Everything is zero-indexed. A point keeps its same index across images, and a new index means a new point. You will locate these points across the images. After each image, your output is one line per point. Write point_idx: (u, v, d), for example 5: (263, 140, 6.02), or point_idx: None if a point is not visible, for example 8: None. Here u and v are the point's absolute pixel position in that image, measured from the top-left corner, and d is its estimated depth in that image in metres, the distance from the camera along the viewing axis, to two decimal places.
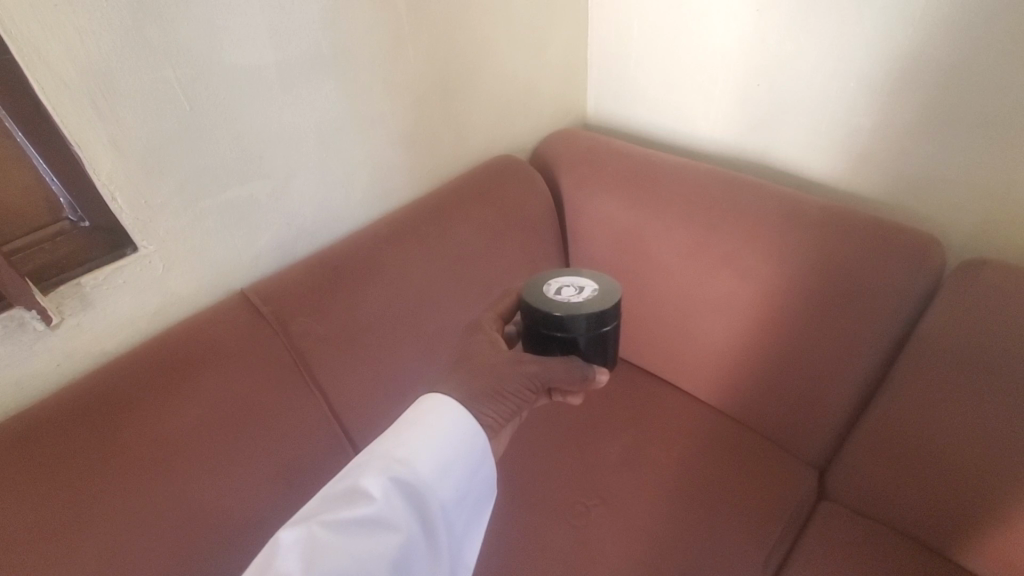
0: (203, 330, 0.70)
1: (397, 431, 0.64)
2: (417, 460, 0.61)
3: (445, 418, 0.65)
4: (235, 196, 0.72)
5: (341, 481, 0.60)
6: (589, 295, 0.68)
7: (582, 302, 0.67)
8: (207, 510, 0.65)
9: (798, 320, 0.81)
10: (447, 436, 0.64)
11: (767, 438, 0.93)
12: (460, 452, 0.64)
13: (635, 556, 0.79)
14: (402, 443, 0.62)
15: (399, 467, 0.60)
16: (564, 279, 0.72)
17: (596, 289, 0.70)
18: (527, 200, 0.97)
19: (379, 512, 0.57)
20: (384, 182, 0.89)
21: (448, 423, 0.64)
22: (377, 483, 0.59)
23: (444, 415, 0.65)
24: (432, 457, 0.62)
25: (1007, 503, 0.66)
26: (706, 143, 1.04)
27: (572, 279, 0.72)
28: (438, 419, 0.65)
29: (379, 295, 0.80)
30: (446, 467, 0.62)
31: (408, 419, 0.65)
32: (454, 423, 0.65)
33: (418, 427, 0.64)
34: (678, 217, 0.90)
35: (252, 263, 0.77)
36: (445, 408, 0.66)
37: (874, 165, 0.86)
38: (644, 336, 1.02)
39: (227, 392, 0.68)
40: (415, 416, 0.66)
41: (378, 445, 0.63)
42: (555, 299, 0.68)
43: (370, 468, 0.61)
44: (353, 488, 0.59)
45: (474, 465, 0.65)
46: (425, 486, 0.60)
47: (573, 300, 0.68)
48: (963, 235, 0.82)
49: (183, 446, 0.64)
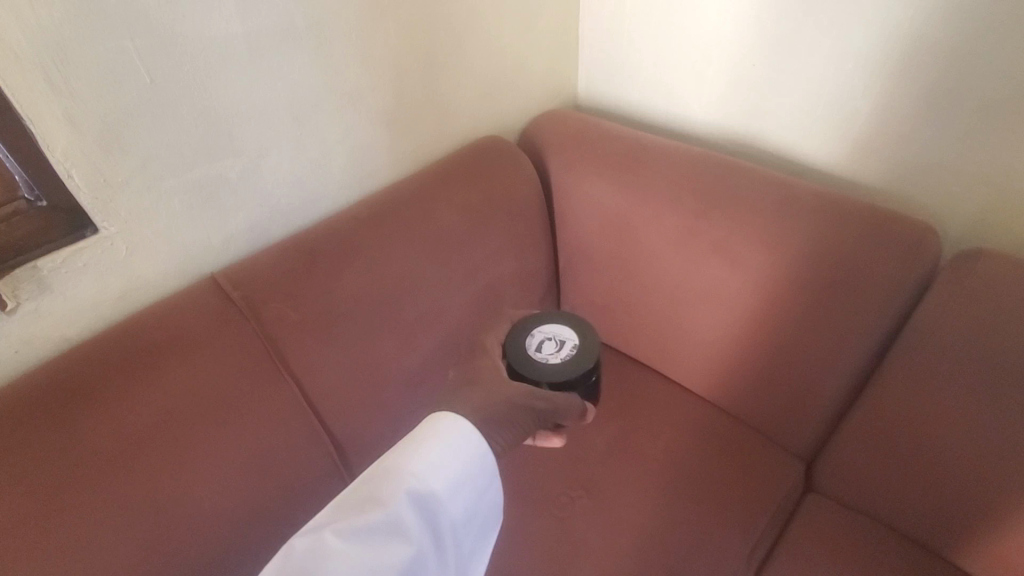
0: (171, 315, 0.67)
1: (412, 443, 0.63)
2: (432, 475, 0.60)
3: (460, 436, 0.64)
4: (202, 176, 0.68)
5: (355, 489, 0.60)
6: (569, 353, 0.77)
7: (563, 360, 0.76)
8: (177, 504, 0.62)
9: (789, 310, 0.79)
10: (461, 455, 0.63)
11: (755, 428, 0.91)
12: (473, 471, 0.63)
13: (619, 548, 0.78)
14: (418, 456, 0.61)
15: (414, 481, 0.60)
16: (547, 329, 0.81)
17: (576, 344, 0.78)
18: (514, 183, 0.93)
19: (391, 523, 0.57)
20: (363, 162, 0.86)
21: (463, 440, 0.63)
22: (392, 494, 0.59)
23: (460, 433, 0.63)
24: (446, 474, 0.61)
25: (999, 502, 0.65)
26: (699, 126, 1.01)
27: (554, 330, 0.80)
28: (454, 437, 0.63)
29: (356, 281, 0.77)
30: (458, 485, 0.62)
31: (425, 432, 0.64)
32: (469, 442, 0.64)
33: (435, 444, 0.62)
34: (668, 203, 0.87)
35: (223, 246, 0.74)
36: (461, 425, 0.64)
37: (870, 150, 0.83)
38: (631, 323, 0.99)
39: (195, 381, 0.65)
40: (431, 429, 0.64)
41: (392, 456, 0.62)
42: (535, 358, 0.76)
43: (384, 480, 0.60)
44: (367, 496, 0.59)
45: (485, 485, 0.65)
46: (438, 501, 0.60)
47: (554, 357, 0.76)
48: (959, 225, 0.80)
49: (149, 439, 0.62)
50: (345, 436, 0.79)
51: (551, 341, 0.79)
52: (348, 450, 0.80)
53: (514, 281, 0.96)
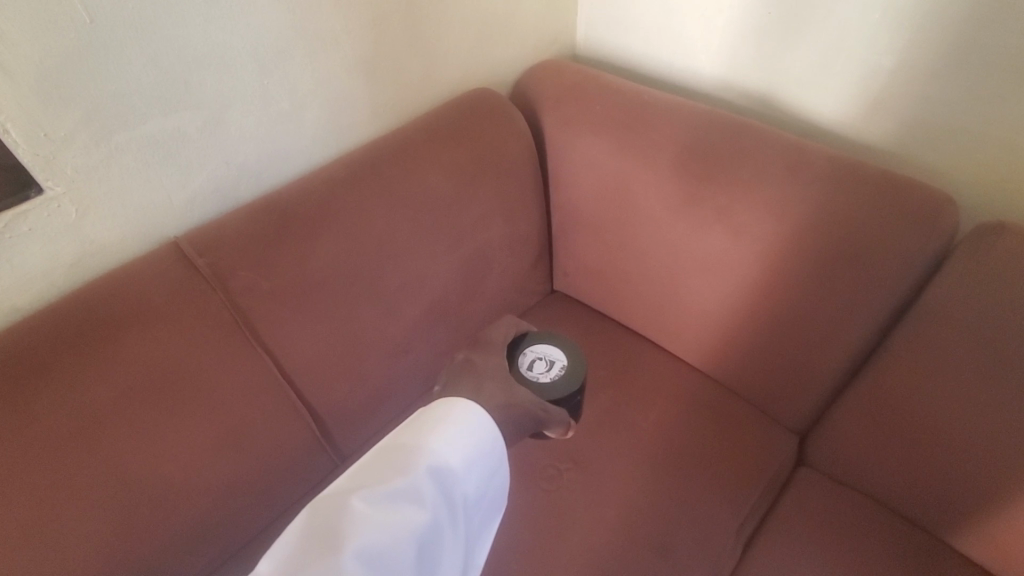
0: (130, 283, 0.62)
1: (429, 421, 0.61)
2: (450, 450, 0.58)
3: (476, 417, 0.62)
4: (158, 131, 0.62)
5: (377, 459, 0.59)
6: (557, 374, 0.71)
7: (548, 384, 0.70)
8: (142, 482, 0.61)
9: (792, 283, 0.75)
10: (477, 437, 0.60)
11: (749, 402, 0.89)
12: (487, 450, 0.61)
13: (606, 523, 0.77)
14: (435, 432, 0.60)
15: (433, 456, 0.58)
16: (539, 348, 0.74)
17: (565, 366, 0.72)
18: (505, 141, 0.87)
19: (411, 492, 0.55)
20: (339, 116, 0.79)
21: (477, 419, 0.61)
22: (412, 465, 0.57)
23: (476, 412, 0.61)
24: (463, 451, 0.59)
25: (998, 484, 0.64)
26: (706, 81, 0.94)
27: (545, 350, 0.74)
28: (468, 416, 0.61)
29: (333, 248, 0.71)
30: (474, 465, 0.60)
31: (442, 413, 0.62)
32: (484, 424, 0.61)
33: (452, 422, 0.60)
34: (669, 166, 0.81)
35: (186, 208, 0.69)
36: (475, 405, 0.62)
37: (889, 111, 0.77)
38: (626, 292, 0.95)
39: (158, 355, 0.62)
40: (448, 410, 0.62)
41: (410, 433, 0.61)
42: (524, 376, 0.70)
43: (404, 455, 0.58)
44: (389, 466, 0.57)
45: (498, 467, 0.63)
46: (455, 477, 0.58)
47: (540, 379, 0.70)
48: (978, 195, 0.75)
49: (111, 415, 0.59)
50: (324, 408, 0.76)
51: (541, 360, 0.73)
52: (328, 422, 0.77)
53: (503, 246, 0.91)
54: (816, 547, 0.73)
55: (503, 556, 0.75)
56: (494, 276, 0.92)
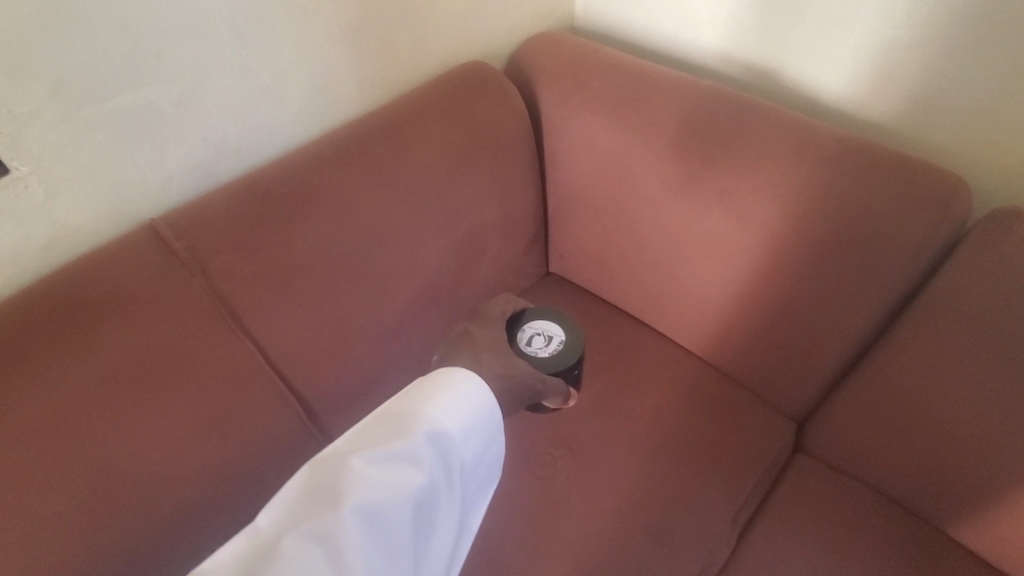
0: (105, 268, 0.60)
1: (429, 389, 0.62)
2: (449, 416, 0.59)
3: (474, 387, 0.63)
4: (130, 105, 0.59)
5: (375, 425, 0.59)
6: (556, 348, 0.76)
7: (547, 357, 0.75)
8: (126, 472, 0.59)
9: (795, 268, 0.72)
10: (474, 406, 0.61)
11: (747, 388, 0.88)
12: (484, 418, 0.62)
13: (601, 510, 0.76)
14: (434, 399, 0.60)
15: (432, 421, 0.58)
16: (538, 324, 0.79)
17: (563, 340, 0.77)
18: (500, 117, 0.83)
19: (411, 453, 0.56)
20: (325, 90, 0.75)
21: (475, 388, 0.62)
22: (412, 429, 0.58)
23: (475, 381, 0.62)
24: (462, 418, 0.60)
25: (1000, 476, 0.63)
26: (710, 56, 0.90)
27: (544, 325, 0.78)
28: (466, 386, 0.62)
29: (320, 230, 0.69)
30: (471, 432, 0.61)
31: (441, 381, 0.63)
32: (482, 394, 0.63)
33: (451, 391, 0.61)
34: (671, 145, 0.78)
35: (163, 188, 0.66)
36: (473, 375, 0.64)
37: (901, 88, 0.74)
38: (624, 275, 0.93)
39: (137, 342, 0.60)
40: (447, 379, 0.63)
41: (409, 400, 0.61)
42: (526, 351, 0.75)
43: (403, 420, 0.59)
44: (388, 430, 0.58)
45: (493, 436, 0.64)
46: (453, 443, 0.59)
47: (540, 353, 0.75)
48: (990, 178, 0.72)
49: (90, 403, 0.57)
50: (312, 395, 0.74)
51: (540, 335, 0.78)
52: (317, 408, 0.75)
53: (497, 228, 0.88)
54: (811, 536, 0.73)
55: (495, 544, 0.74)
56: (488, 259, 0.89)
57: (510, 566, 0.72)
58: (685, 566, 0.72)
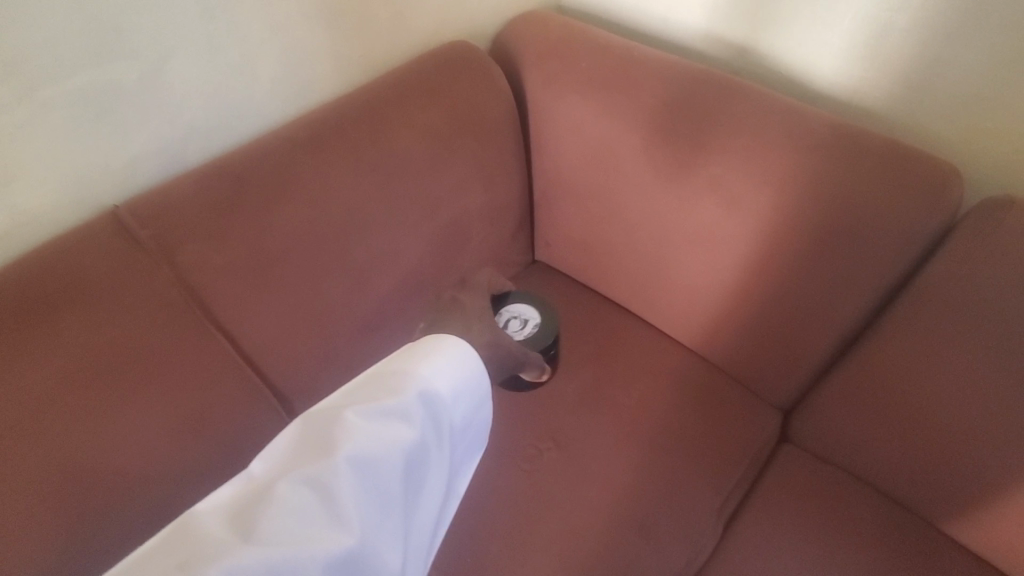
0: (65, 259, 0.57)
1: (420, 350, 0.59)
2: (441, 378, 0.57)
3: (466, 352, 0.60)
4: (89, 85, 0.55)
5: (367, 381, 0.57)
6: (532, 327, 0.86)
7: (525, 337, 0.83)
8: (95, 473, 0.56)
9: (784, 257, 0.71)
10: (467, 369, 0.59)
11: (733, 377, 0.87)
12: (476, 382, 0.60)
13: (587, 502, 0.75)
14: (427, 359, 0.58)
15: (425, 381, 0.56)
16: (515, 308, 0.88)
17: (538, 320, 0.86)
18: (485, 100, 0.80)
19: (402, 411, 0.53)
20: (299, 69, 0.71)
21: (467, 353, 0.60)
22: (403, 387, 0.55)
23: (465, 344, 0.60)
24: (454, 381, 0.58)
25: (985, 466, 0.63)
26: (701, 38, 0.87)
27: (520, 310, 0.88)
28: (458, 349, 0.60)
29: (296, 217, 0.66)
30: (462, 395, 0.59)
31: (432, 343, 0.60)
32: (475, 358, 0.60)
33: (442, 351, 0.59)
34: (661, 130, 0.76)
35: (126, 173, 0.62)
36: (464, 341, 0.61)
37: (895, 74, 0.72)
38: (611, 264, 0.91)
39: (102, 336, 0.57)
40: (438, 342, 0.60)
41: (398, 360, 0.58)
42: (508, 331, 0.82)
43: (394, 378, 0.56)
44: (380, 386, 0.55)
45: (483, 400, 0.62)
46: (444, 404, 0.57)
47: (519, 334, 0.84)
48: (981, 166, 0.71)
49: (51, 400, 0.54)
50: (289, 389, 0.72)
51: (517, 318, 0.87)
52: (295, 401, 0.73)
53: (482, 216, 0.85)
54: (798, 526, 0.72)
55: (480, 538, 0.73)
56: (472, 247, 0.87)
57: (494, 560, 0.71)
58: (671, 558, 0.71)
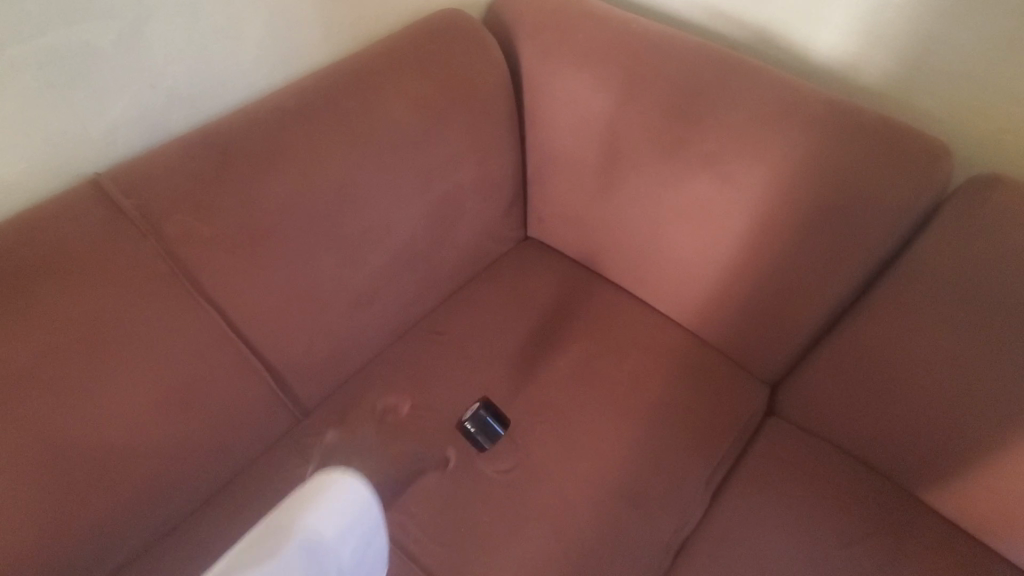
0: (43, 230, 0.55)
1: (306, 496, 0.63)
2: (324, 524, 0.60)
3: (353, 489, 0.64)
4: (62, 45, 0.52)
5: (250, 542, 0.58)
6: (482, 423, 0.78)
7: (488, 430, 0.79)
8: (78, 444, 0.57)
9: (776, 234, 0.72)
10: (354, 504, 0.63)
11: (722, 352, 0.88)
12: (364, 516, 0.64)
13: (578, 475, 0.76)
14: (312, 506, 0.61)
15: (308, 532, 0.59)
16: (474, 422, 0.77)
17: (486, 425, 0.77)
18: (479, 71, 0.78)
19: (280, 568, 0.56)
20: (288, 34, 0.69)
21: (354, 489, 0.64)
22: (281, 546, 0.57)
23: (353, 482, 0.63)
24: (340, 521, 0.62)
25: (965, 437, 0.65)
26: (700, 10, 0.86)
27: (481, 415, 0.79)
28: (344, 489, 0.64)
29: (285, 189, 0.64)
30: (348, 530, 0.63)
31: (314, 487, 0.63)
32: (361, 492, 0.64)
33: (333, 487, 0.63)
34: (657, 105, 0.75)
35: (106, 140, 0.59)
36: (350, 476, 0.64)
37: (890, 51, 0.72)
38: (603, 240, 0.91)
39: (84, 310, 0.55)
40: (320, 486, 0.63)
41: (281, 512, 0.60)
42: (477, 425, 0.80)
43: (271, 536, 0.58)
44: (261, 547, 0.57)
45: (373, 533, 0.67)
46: (326, 549, 0.60)
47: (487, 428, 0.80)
48: (969, 144, 0.72)
49: (31, 375, 0.53)
50: (279, 362, 0.71)
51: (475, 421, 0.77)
52: (285, 373, 0.73)
53: (475, 190, 0.84)
54: (782, 495, 0.75)
55: (473, 510, 0.73)
56: (464, 222, 0.86)
57: (488, 532, 0.72)
58: (661, 527, 0.73)
